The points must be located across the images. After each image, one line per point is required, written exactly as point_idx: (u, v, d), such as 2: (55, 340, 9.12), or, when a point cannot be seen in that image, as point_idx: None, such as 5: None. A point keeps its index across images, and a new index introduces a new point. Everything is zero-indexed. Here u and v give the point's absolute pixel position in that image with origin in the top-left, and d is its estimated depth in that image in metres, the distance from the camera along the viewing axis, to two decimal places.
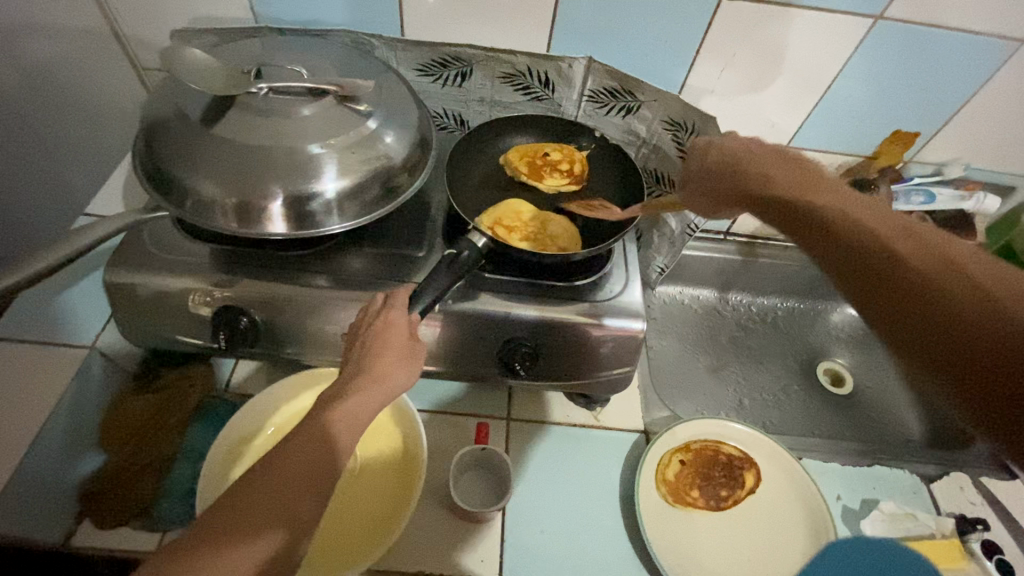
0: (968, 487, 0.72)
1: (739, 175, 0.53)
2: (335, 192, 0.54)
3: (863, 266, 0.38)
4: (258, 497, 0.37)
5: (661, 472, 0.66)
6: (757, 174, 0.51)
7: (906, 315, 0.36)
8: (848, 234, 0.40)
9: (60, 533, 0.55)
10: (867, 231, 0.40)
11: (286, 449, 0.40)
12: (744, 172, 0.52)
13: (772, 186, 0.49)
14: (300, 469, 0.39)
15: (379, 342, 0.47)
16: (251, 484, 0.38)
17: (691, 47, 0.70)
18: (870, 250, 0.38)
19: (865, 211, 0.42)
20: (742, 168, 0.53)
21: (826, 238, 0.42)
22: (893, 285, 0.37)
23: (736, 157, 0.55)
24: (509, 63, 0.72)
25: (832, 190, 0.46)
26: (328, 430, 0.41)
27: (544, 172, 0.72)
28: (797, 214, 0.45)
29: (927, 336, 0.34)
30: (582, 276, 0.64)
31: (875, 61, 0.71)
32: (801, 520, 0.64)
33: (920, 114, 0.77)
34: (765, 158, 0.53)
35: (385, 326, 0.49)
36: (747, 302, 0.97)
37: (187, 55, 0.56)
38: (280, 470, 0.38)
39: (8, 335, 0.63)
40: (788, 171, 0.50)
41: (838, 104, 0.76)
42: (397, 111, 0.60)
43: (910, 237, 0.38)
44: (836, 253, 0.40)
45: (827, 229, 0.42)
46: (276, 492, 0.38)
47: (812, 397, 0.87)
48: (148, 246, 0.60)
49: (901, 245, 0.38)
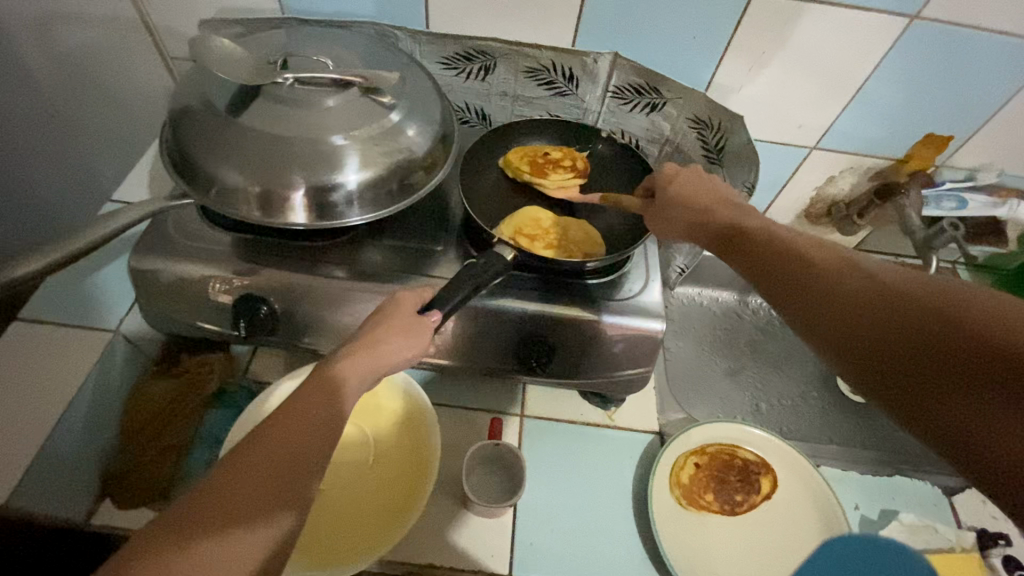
0: (991, 501, 0.70)
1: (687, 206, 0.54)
2: (356, 183, 0.55)
3: (799, 291, 0.40)
4: (248, 463, 0.38)
5: (675, 475, 0.65)
6: (703, 207, 0.53)
7: (842, 334, 0.37)
8: (783, 263, 0.42)
9: (83, 509, 0.57)
10: (796, 258, 0.42)
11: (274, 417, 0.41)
12: (692, 203, 0.54)
13: (716, 219, 0.51)
14: (285, 433, 0.40)
15: (374, 333, 0.49)
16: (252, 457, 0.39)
17: (720, 44, 0.69)
18: (801, 276, 0.40)
19: (794, 238, 0.44)
20: (688, 202, 0.55)
21: (762, 267, 0.44)
22: (827, 308, 0.38)
23: (686, 186, 0.56)
24: (534, 58, 0.72)
25: (765, 220, 0.48)
26: (317, 397, 0.43)
27: (547, 169, 0.70)
28: (737, 248, 0.47)
29: (881, 355, 0.35)
30: (601, 276, 0.64)
31: (907, 63, 0.70)
32: (817, 529, 0.63)
33: (954, 117, 0.75)
34: (709, 191, 0.55)
35: (383, 321, 0.50)
36: (767, 305, 0.95)
37: (215, 44, 0.57)
38: (267, 436, 0.40)
39: (36, 317, 0.64)
40: (726, 206, 0.52)
41: (868, 106, 0.74)
42: (420, 104, 0.60)
43: (834, 255, 0.40)
44: (773, 285, 0.42)
45: (761, 261, 0.44)
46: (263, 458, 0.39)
47: (831, 404, 0.85)
48: (172, 234, 0.61)
49: (830, 266, 0.39)
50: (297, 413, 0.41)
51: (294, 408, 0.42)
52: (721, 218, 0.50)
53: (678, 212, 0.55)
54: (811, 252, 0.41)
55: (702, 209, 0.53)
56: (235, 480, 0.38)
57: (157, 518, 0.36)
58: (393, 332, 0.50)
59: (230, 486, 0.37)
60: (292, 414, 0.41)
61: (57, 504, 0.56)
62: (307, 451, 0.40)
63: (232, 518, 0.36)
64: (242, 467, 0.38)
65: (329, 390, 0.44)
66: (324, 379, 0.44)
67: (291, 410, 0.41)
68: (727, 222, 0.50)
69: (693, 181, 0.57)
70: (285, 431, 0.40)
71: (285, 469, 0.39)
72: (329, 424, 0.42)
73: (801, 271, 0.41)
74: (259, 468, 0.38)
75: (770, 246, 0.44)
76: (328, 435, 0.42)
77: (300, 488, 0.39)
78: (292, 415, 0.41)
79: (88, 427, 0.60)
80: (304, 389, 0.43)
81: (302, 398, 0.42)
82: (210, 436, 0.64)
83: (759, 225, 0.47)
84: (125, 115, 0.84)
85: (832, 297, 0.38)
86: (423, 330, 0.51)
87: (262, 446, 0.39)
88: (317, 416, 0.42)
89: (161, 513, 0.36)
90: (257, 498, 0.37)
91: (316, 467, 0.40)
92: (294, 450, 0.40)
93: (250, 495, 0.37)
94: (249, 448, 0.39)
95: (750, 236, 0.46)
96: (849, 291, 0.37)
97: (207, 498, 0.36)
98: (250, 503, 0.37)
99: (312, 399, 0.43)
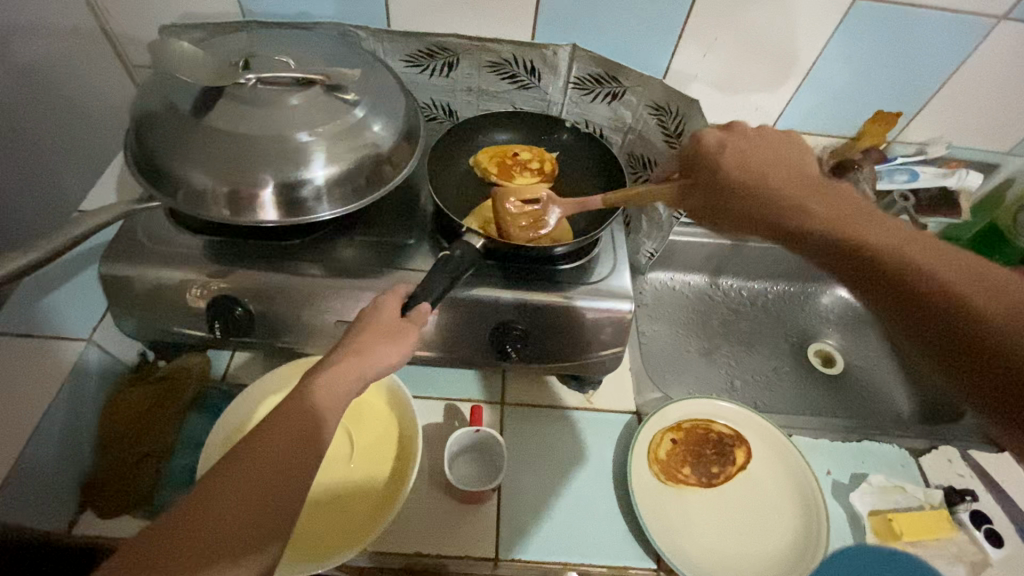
0: (956, 460, 0.73)
1: (754, 194, 0.50)
2: (324, 179, 0.55)
3: (921, 302, 0.37)
4: (222, 496, 0.39)
5: (653, 451, 0.67)
6: (776, 194, 0.48)
7: (958, 355, 0.35)
8: (898, 269, 0.39)
9: (65, 520, 0.58)
10: (899, 260, 0.39)
11: (256, 439, 0.41)
12: (765, 192, 0.49)
13: (801, 210, 0.46)
14: (260, 458, 0.40)
15: (354, 341, 0.49)
16: (225, 487, 0.39)
17: (674, 32, 0.72)
18: (922, 288, 0.37)
19: (900, 240, 0.40)
20: (755, 186, 0.50)
21: (868, 271, 0.40)
22: (945, 329, 0.36)
23: (752, 165, 0.52)
24: (495, 52, 0.73)
25: (856, 210, 0.45)
26: (297, 416, 0.43)
27: (514, 171, 0.71)
28: (825, 243, 0.43)
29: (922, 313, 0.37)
30: (570, 260, 0.65)
31: (853, 43, 0.73)
32: (793, 497, 0.65)
33: (901, 93, 0.79)
34: (774, 168, 0.51)
35: (366, 326, 0.50)
36: (738, 286, 0.98)
37: (175, 47, 0.57)
38: (242, 465, 0.40)
39: (5, 330, 0.64)
40: (797, 185, 0.49)
41: (821, 85, 0.77)
42: (385, 100, 0.61)
43: (944, 263, 0.38)
44: (884, 288, 0.39)
45: (854, 262, 0.41)
46: (238, 488, 0.39)
47: (803, 377, 0.88)
48: (142, 239, 0.61)
49: (950, 276, 0.37)
50: (281, 427, 0.42)
51: (278, 423, 0.42)
52: (813, 208, 0.46)
53: (742, 202, 0.50)
54: (925, 257, 0.39)
55: (773, 198, 0.48)
56: (216, 503, 0.38)
57: (143, 536, 0.37)
58: (376, 336, 0.49)
59: (212, 506, 0.38)
60: (275, 430, 0.42)
61: (38, 516, 0.56)
62: (292, 468, 0.41)
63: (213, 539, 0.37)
64: (225, 485, 0.39)
65: (315, 402, 0.44)
66: (312, 389, 0.44)
67: (277, 424, 0.42)
68: (822, 212, 0.45)
69: (758, 160, 0.52)
70: (269, 446, 0.41)
71: (267, 495, 0.40)
72: (315, 440, 0.43)
73: (913, 281, 0.38)
74: (244, 486, 0.39)
75: (875, 245, 0.40)
76: (313, 451, 0.42)
77: (286, 506, 0.40)
78: (277, 429, 0.42)
79: (64, 438, 0.60)
80: (290, 402, 0.44)
81: (289, 411, 0.43)
82: (191, 440, 0.64)
83: (859, 219, 0.43)
84: (89, 126, 0.84)
85: (951, 318, 0.36)
86: (409, 329, 0.51)
87: (246, 463, 0.40)
88: (304, 432, 0.42)
89: (149, 530, 0.37)
90: (239, 520, 0.38)
91: (300, 485, 0.41)
92: (278, 468, 0.40)
93: (228, 522, 0.38)
94: (232, 466, 0.40)
95: (853, 232, 0.42)
96: (969, 314, 0.36)
97: (191, 518, 0.38)
98: (233, 525, 0.38)
99: (298, 413, 0.43)
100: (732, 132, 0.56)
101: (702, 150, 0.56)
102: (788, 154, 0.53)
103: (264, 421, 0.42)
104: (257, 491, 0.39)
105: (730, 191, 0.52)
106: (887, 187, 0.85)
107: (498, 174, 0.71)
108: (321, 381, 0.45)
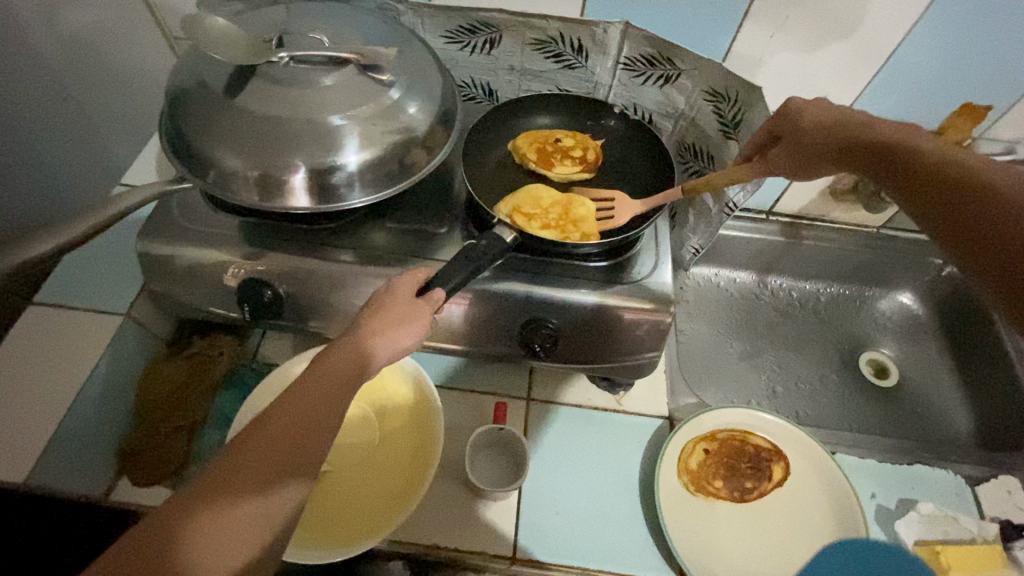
0: (1017, 492, 0.67)
1: (851, 142, 0.53)
2: (357, 164, 0.53)
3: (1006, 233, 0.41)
4: (240, 465, 0.38)
5: (684, 461, 0.64)
6: (875, 136, 0.51)
7: None
8: (975, 197, 0.43)
9: (102, 487, 0.58)
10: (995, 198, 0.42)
11: (271, 413, 0.40)
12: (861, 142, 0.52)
13: (896, 152, 0.49)
14: (277, 428, 0.40)
15: (364, 325, 0.47)
16: (241, 456, 0.38)
17: (739, 9, 0.65)
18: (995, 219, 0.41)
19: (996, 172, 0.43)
20: (851, 133, 0.53)
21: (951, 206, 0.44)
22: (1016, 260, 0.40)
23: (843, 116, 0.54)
24: (541, 29, 0.68)
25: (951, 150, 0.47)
26: (313, 390, 0.42)
27: (554, 159, 0.68)
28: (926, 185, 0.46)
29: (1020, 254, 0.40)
30: (609, 258, 0.62)
31: (948, 25, 0.64)
32: (831, 517, 0.62)
33: (995, 85, 0.70)
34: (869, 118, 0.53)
35: (378, 311, 0.48)
36: (788, 286, 0.92)
37: (208, 22, 0.55)
38: (258, 436, 0.39)
39: (58, 301, 0.67)
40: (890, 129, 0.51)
41: (902, 73, 0.70)
42: (421, 81, 0.58)
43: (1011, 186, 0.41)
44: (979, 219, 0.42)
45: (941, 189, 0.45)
46: (257, 457, 0.38)
47: (851, 389, 0.83)
48: (177, 218, 0.61)
49: None
50: (290, 412, 0.40)
51: (288, 405, 0.41)
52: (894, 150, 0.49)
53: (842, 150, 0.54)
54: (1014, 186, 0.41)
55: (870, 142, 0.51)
56: (235, 471, 0.38)
57: (148, 516, 0.36)
58: (391, 320, 0.48)
59: (218, 490, 0.37)
60: (282, 414, 0.40)
61: (73, 482, 0.57)
62: (299, 454, 0.40)
63: (214, 526, 0.35)
64: (242, 456, 0.38)
65: (325, 386, 0.42)
66: (329, 369, 0.43)
67: (291, 405, 0.41)
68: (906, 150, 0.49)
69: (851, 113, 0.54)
70: (277, 430, 0.40)
71: (285, 464, 0.39)
72: (327, 423, 0.41)
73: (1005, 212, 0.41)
74: (251, 471, 0.38)
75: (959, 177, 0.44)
76: (321, 439, 0.41)
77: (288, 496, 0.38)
78: (286, 416, 0.40)
79: (101, 405, 0.62)
80: (303, 380, 0.43)
81: (298, 395, 0.41)
82: (220, 416, 0.64)
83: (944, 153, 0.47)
84: None
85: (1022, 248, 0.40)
86: (422, 312, 0.49)
87: (253, 449, 0.39)
88: (313, 417, 0.41)
89: (157, 510, 0.36)
90: (242, 508, 0.36)
91: (307, 472, 0.40)
92: (284, 454, 0.39)
93: (245, 487, 0.37)
94: (250, 435, 0.39)
95: (936, 167, 0.46)
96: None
97: (207, 486, 0.37)
98: (234, 514, 0.36)
99: (313, 387, 0.42)
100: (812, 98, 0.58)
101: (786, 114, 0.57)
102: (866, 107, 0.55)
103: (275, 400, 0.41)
104: (259, 478, 0.38)
105: (832, 143, 0.54)
106: None
107: (537, 161, 0.67)
108: (333, 362, 0.44)
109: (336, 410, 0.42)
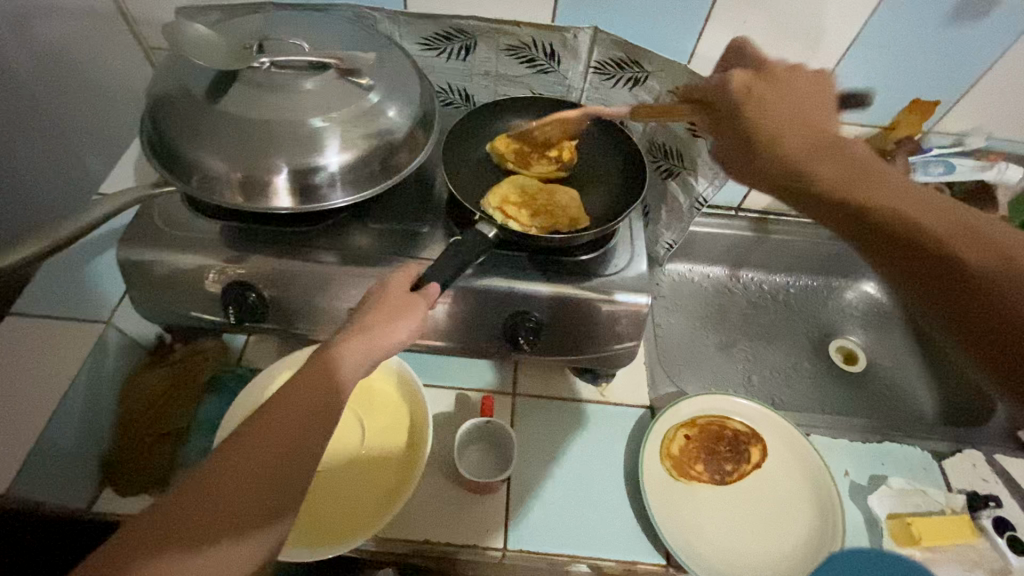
0: (981, 464, 0.71)
1: (785, 147, 0.47)
2: (338, 165, 0.55)
3: (957, 274, 0.37)
4: (225, 476, 0.38)
5: (666, 447, 0.66)
6: (793, 141, 0.47)
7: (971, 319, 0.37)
8: (915, 237, 0.39)
9: (85, 499, 0.57)
10: (929, 232, 0.39)
11: (260, 419, 0.40)
12: (783, 142, 0.47)
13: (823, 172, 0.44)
14: (263, 437, 0.40)
15: (359, 321, 0.48)
16: (227, 467, 0.38)
17: (701, 15, 0.69)
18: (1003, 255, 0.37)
19: (922, 209, 0.40)
20: (775, 136, 0.48)
21: (875, 225, 0.41)
22: (964, 294, 0.37)
23: (773, 115, 0.49)
24: (514, 35, 0.71)
25: (878, 170, 0.43)
26: (299, 398, 0.42)
27: (532, 158, 0.70)
28: (843, 204, 0.42)
29: (944, 288, 0.38)
30: (586, 252, 0.64)
31: (893, 27, 0.69)
32: (808, 495, 0.64)
33: (939, 82, 0.75)
34: (798, 123, 0.48)
35: (374, 306, 0.49)
36: (759, 280, 0.95)
37: (189, 30, 0.56)
38: (243, 444, 0.39)
39: (35, 312, 0.66)
40: (821, 145, 0.46)
41: (854, 73, 0.74)
42: (400, 85, 0.60)
43: (945, 222, 0.39)
44: (902, 251, 0.39)
45: (869, 213, 0.41)
46: (243, 468, 0.38)
47: (823, 375, 0.86)
48: (158, 223, 0.61)
49: (962, 242, 0.38)
50: (274, 423, 0.40)
51: (261, 435, 0.40)
52: (815, 162, 0.45)
53: (764, 160, 0.47)
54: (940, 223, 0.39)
55: (796, 151, 0.46)
56: (218, 483, 0.37)
57: (130, 524, 0.35)
58: (387, 315, 0.49)
59: (204, 500, 0.37)
60: (253, 448, 0.39)
61: (56, 495, 0.57)
62: (287, 466, 0.40)
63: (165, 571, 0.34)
64: (227, 466, 0.38)
65: (311, 396, 0.42)
66: (314, 374, 0.43)
67: (276, 414, 0.41)
68: (834, 172, 0.44)
69: (784, 114, 0.49)
70: (251, 460, 0.39)
71: (271, 475, 0.39)
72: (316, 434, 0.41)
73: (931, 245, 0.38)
74: (210, 513, 0.37)
75: (894, 211, 0.40)
76: (308, 449, 0.41)
77: (268, 522, 0.38)
78: (272, 422, 0.40)
79: (83, 416, 0.61)
80: (293, 383, 0.43)
81: (269, 426, 0.40)
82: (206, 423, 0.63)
83: (864, 178, 0.43)
84: None
85: (975, 286, 0.37)
86: (417, 305, 0.50)
87: (235, 461, 0.38)
88: (300, 430, 0.41)
89: (140, 515, 0.36)
90: (226, 522, 0.37)
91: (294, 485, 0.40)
92: (269, 471, 0.39)
93: (228, 503, 0.37)
94: (237, 443, 0.39)
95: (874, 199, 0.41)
96: (993, 277, 0.36)
97: (188, 498, 0.37)
98: (198, 556, 0.35)
99: (302, 394, 0.42)
100: (759, 82, 0.52)
101: (726, 99, 0.53)
102: (815, 105, 0.50)
103: (259, 416, 0.41)
104: (244, 489, 0.38)
105: (758, 144, 0.48)
106: (921, 181, 0.82)
107: (515, 160, 0.70)
108: (318, 369, 0.44)
109: (324, 418, 0.42)
